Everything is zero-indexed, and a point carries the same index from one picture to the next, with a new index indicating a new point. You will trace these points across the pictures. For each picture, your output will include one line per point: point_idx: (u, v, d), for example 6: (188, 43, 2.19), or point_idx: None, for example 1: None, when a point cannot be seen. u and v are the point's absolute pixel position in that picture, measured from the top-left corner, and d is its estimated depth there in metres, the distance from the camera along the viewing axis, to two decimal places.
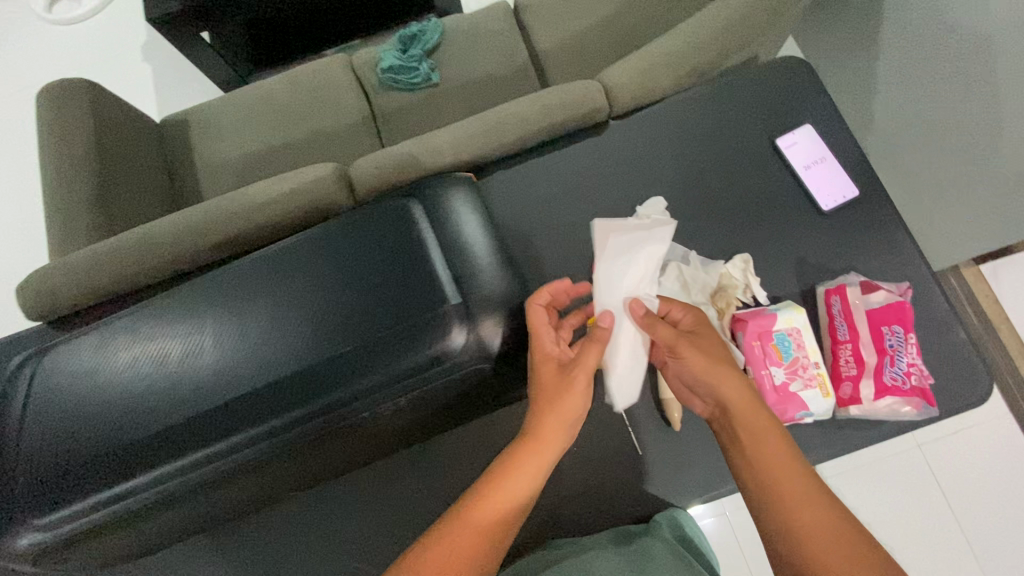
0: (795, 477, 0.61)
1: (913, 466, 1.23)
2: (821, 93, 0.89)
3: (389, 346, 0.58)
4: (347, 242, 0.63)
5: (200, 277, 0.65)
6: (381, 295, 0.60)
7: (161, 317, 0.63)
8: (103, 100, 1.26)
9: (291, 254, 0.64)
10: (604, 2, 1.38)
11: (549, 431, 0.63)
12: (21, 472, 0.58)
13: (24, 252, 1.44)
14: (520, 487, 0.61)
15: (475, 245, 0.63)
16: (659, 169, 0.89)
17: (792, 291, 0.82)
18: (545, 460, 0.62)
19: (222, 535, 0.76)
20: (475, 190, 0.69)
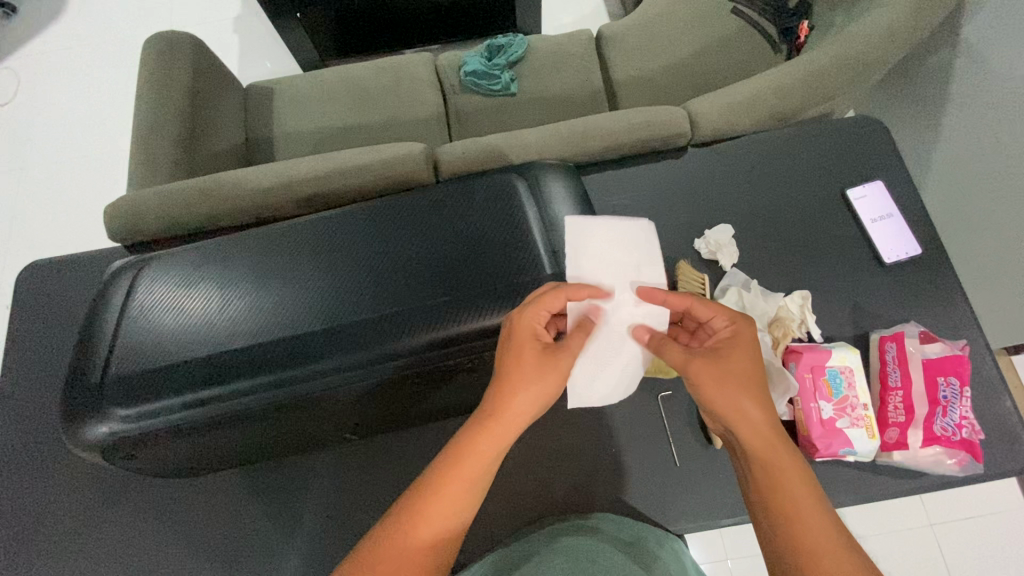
0: (809, 525, 0.52)
1: (925, 545, 1.18)
2: (894, 154, 0.93)
3: (480, 303, 0.63)
4: (452, 206, 0.68)
5: (309, 218, 0.70)
6: (482, 259, 0.65)
7: (268, 246, 0.67)
8: (202, 56, 1.32)
9: (402, 210, 0.69)
10: (682, 45, 1.44)
11: (514, 407, 0.57)
12: (112, 364, 0.61)
13: (91, 185, 1.50)
14: (481, 464, 0.56)
15: (574, 228, 0.68)
16: (729, 199, 0.93)
17: (846, 334, 0.84)
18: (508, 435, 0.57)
19: (271, 471, 0.80)
20: (579, 181, 0.74)
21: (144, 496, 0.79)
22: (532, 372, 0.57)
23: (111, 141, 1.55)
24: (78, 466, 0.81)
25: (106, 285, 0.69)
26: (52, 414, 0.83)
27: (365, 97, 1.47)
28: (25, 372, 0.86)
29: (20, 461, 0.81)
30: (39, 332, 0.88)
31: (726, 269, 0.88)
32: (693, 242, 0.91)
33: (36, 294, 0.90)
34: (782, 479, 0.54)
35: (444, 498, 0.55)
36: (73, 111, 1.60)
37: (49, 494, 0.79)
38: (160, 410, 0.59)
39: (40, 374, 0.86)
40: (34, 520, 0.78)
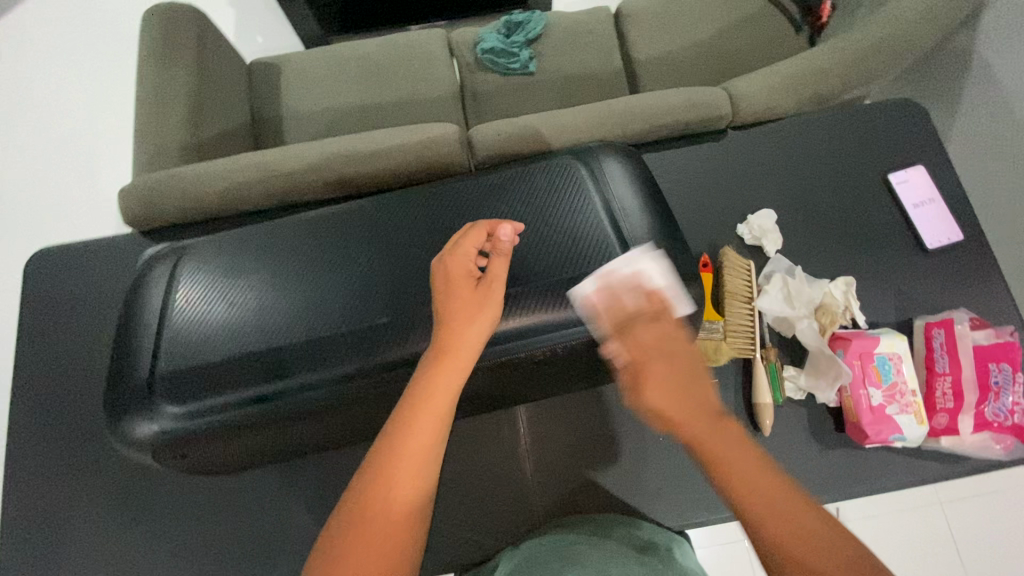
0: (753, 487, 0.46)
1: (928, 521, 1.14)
2: (935, 139, 0.92)
3: (552, 294, 0.61)
4: (512, 193, 0.66)
5: (362, 205, 0.66)
6: (550, 248, 0.63)
7: (322, 235, 0.64)
8: (206, 29, 1.25)
9: (463, 199, 0.66)
10: (703, 25, 1.41)
11: (458, 340, 0.55)
12: (159, 359, 0.58)
13: (85, 168, 1.43)
14: (433, 426, 0.51)
15: (645, 215, 0.65)
16: (770, 184, 0.92)
17: (889, 320, 0.84)
18: (464, 370, 0.54)
19: (311, 467, 0.77)
20: (641, 166, 0.71)
21: (178, 495, 0.76)
22: (470, 299, 0.57)
23: (105, 120, 1.47)
24: (106, 460, 0.77)
25: (140, 276, 0.65)
26: (74, 409, 0.80)
27: (376, 76, 1.41)
28: (42, 365, 0.82)
29: (43, 458, 0.78)
30: (53, 322, 0.84)
31: (770, 255, 0.87)
32: (735, 227, 0.90)
33: (52, 286, 0.85)
34: (719, 449, 0.48)
35: (402, 468, 0.49)
36: (61, 86, 1.51)
37: (76, 490, 0.76)
38: (214, 407, 0.56)
39: (59, 368, 0.82)
40: (64, 518, 0.76)
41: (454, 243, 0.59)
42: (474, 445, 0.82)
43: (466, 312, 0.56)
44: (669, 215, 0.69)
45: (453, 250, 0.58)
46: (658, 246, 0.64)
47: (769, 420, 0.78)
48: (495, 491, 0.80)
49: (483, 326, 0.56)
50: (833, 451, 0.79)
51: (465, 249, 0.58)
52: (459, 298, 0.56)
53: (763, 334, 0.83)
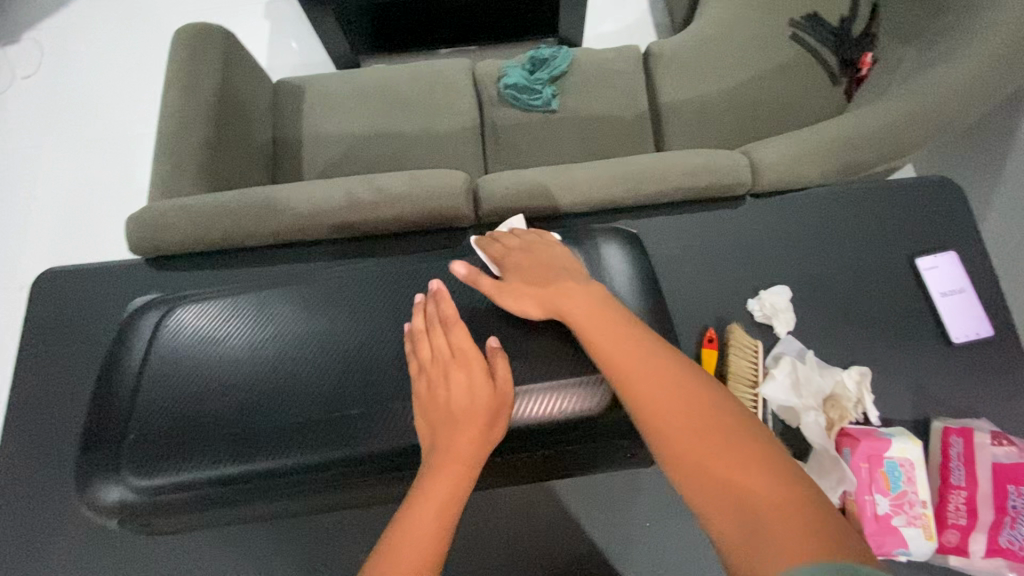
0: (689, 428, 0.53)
1: None
2: (971, 222, 0.87)
3: (545, 392, 0.62)
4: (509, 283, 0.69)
5: (359, 275, 0.67)
6: (541, 347, 0.64)
7: (311, 302, 0.63)
8: (233, 50, 1.27)
9: (464, 274, 0.70)
10: (734, 72, 1.36)
11: (467, 443, 0.54)
12: (132, 425, 0.57)
13: (113, 181, 1.46)
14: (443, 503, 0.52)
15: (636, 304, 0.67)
16: (787, 259, 0.87)
17: (905, 418, 0.78)
18: (471, 473, 0.54)
19: (274, 528, 0.71)
20: (643, 258, 0.75)
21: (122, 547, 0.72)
22: (484, 400, 0.57)
23: (135, 132, 1.51)
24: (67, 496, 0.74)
25: (126, 326, 0.65)
26: (47, 441, 0.78)
27: (397, 103, 1.40)
28: (28, 392, 0.81)
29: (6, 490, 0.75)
30: (48, 344, 0.84)
31: (780, 336, 0.82)
32: (746, 302, 0.85)
33: (55, 311, 0.86)
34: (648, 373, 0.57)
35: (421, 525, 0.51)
36: (96, 96, 1.55)
37: (31, 523, 0.73)
38: (183, 484, 0.55)
39: (45, 394, 0.81)
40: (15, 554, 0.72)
41: (449, 347, 0.59)
42: None
43: (480, 415, 0.56)
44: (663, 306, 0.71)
45: (453, 353, 0.59)
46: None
47: None
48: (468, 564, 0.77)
49: (494, 429, 0.56)
50: None
51: (463, 353, 0.58)
52: (473, 401, 0.56)
53: (767, 420, 0.79)
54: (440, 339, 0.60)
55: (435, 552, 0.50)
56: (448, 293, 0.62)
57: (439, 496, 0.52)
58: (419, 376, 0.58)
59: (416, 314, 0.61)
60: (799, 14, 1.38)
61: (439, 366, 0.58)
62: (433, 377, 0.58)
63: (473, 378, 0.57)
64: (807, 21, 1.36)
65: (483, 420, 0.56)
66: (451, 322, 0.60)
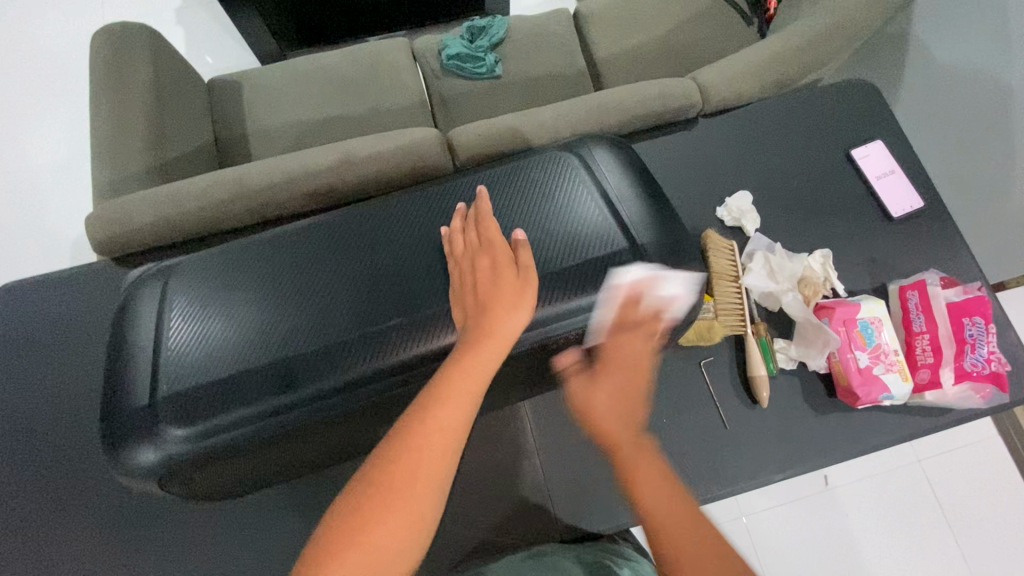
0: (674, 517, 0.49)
1: (909, 478, 1.20)
2: (889, 115, 0.98)
3: (559, 282, 0.61)
4: (507, 189, 0.68)
5: (370, 206, 0.67)
6: (550, 241, 0.64)
7: (327, 241, 0.64)
8: (162, 48, 1.21)
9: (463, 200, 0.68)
10: (661, 21, 1.45)
11: (498, 321, 0.56)
12: (162, 381, 0.56)
13: (48, 211, 1.38)
14: (476, 381, 0.53)
15: (640, 201, 0.67)
16: (744, 168, 0.95)
17: (865, 288, 0.88)
18: (500, 351, 0.55)
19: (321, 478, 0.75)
20: (631, 154, 0.74)
21: (176, 535, 0.74)
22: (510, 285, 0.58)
23: (64, 158, 1.43)
24: (99, 497, 0.75)
25: (128, 297, 0.63)
26: (62, 459, 0.76)
27: (342, 88, 1.39)
28: (27, 414, 0.79)
29: (35, 510, 0.74)
30: (36, 363, 0.81)
31: (750, 235, 0.90)
32: (715, 211, 0.92)
33: (35, 328, 0.83)
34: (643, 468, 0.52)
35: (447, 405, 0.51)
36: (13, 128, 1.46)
37: (65, 523, 0.74)
38: (227, 427, 0.54)
39: (46, 411, 0.79)
40: (54, 559, 0.72)
41: (482, 240, 0.61)
42: (483, 445, 0.82)
43: (509, 297, 0.57)
44: (663, 196, 0.70)
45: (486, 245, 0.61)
46: (657, 228, 0.65)
47: (765, 392, 0.81)
48: (507, 492, 0.80)
49: (524, 309, 0.58)
50: (829, 415, 0.82)
51: (495, 246, 0.61)
52: (500, 286, 0.58)
53: (752, 310, 0.86)
54: (474, 235, 0.62)
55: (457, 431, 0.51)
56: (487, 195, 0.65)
57: (469, 376, 0.53)
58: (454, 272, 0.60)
59: (456, 217, 0.64)
60: None
61: (474, 262, 0.60)
62: (467, 270, 0.60)
63: (504, 265, 0.60)
64: None
65: (513, 303, 0.57)
66: (487, 219, 0.63)
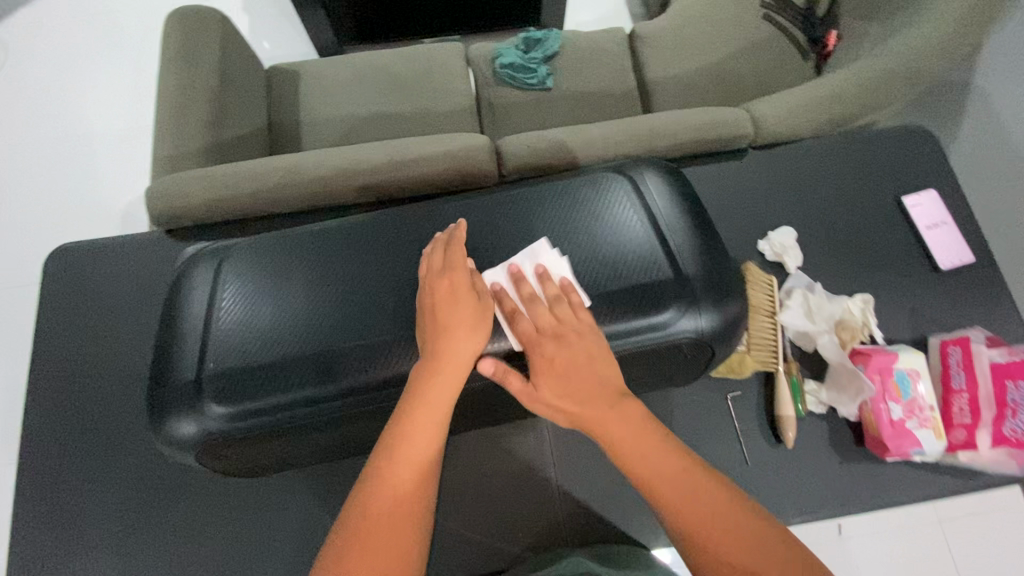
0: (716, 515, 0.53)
1: (927, 538, 1.15)
2: (945, 165, 0.96)
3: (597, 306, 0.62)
4: (556, 205, 0.69)
5: (424, 212, 0.70)
6: (595, 262, 0.65)
7: (381, 239, 0.66)
8: (230, 33, 1.26)
9: (514, 212, 0.69)
10: (717, 49, 1.44)
11: (454, 347, 0.57)
12: (209, 359, 0.59)
13: (105, 179, 1.45)
14: (434, 422, 0.55)
15: (688, 231, 0.67)
16: (789, 204, 0.95)
17: (905, 338, 0.87)
18: (456, 385, 0.57)
19: (342, 467, 0.79)
20: (682, 181, 0.74)
21: (205, 501, 0.78)
22: (469, 310, 0.59)
23: (124, 129, 1.50)
24: (136, 460, 0.80)
25: (185, 274, 0.67)
26: (109, 419, 0.81)
27: (395, 86, 1.42)
28: (79, 374, 0.84)
29: (78, 464, 0.80)
30: (91, 324, 0.86)
31: (791, 271, 0.89)
32: (756, 243, 0.92)
33: (94, 291, 0.88)
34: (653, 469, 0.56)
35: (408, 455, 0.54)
36: (82, 96, 1.54)
37: (105, 479, 0.79)
38: (264, 410, 0.57)
39: (95, 373, 0.84)
40: (91, 510, 0.77)
41: (450, 268, 0.60)
42: (500, 451, 0.83)
43: (466, 330, 0.58)
44: (711, 227, 0.70)
45: (450, 274, 0.59)
46: (704, 259, 0.65)
47: (791, 432, 0.80)
48: (518, 499, 0.81)
49: (480, 335, 0.59)
50: (852, 464, 0.81)
51: (461, 275, 0.59)
52: (458, 310, 0.58)
53: (785, 348, 0.85)
54: (444, 262, 0.61)
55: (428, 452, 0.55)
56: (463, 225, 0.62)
57: (428, 421, 0.55)
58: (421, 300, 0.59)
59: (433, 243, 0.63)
60: None
61: (436, 291, 0.59)
62: (432, 297, 0.59)
63: (464, 295, 0.59)
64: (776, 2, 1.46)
65: (467, 339, 0.58)
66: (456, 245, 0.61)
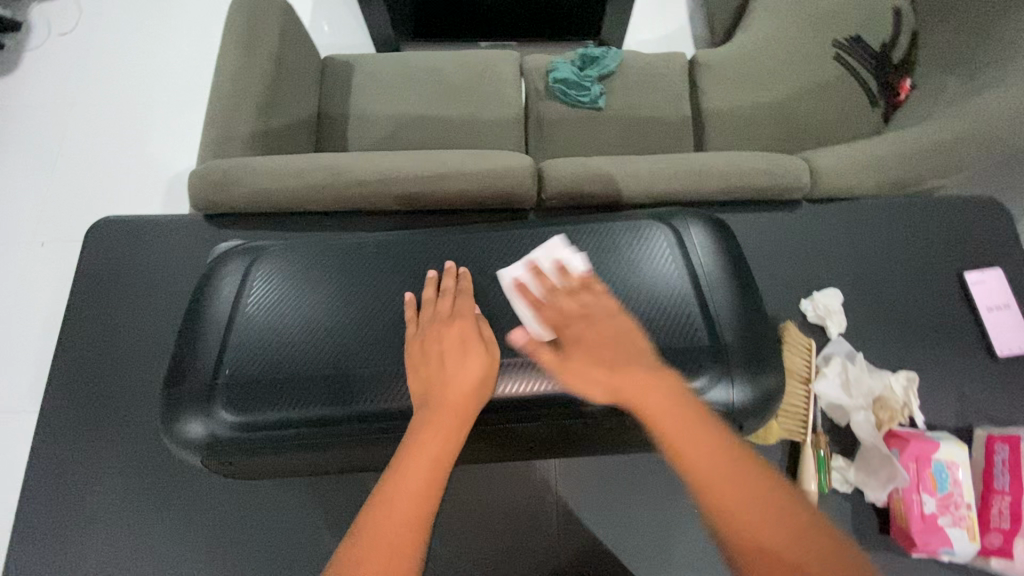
0: (750, 509, 0.49)
1: None
2: (1016, 243, 0.89)
3: None
4: (596, 252, 0.68)
5: (460, 241, 0.70)
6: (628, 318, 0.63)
7: (416, 269, 0.67)
8: (291, 21, 1.26)
9: (552, 254, 0.68)
10: (781, 85, 1.38)
11: (454, 393, 0.56)
12: (224, 365, 0.60)
13: (154, 150, 1.48)
14: (432, 465, 0.53)
15: (730, 296, 0.65)
16: (839, 265, 0.90)
17: (948, 425, 0.81)
18: (459, 427, 0.55)
19: (344, 478, 0.78)
20: (730, 238, 0.72)
21: (204, 493, 0.78)
22: (477, 357, 0.59)
23: (179, 103, 1.53)
24: (144, 441, 0.80)
25: (211, 273, 0.68)
26: (125, 398, 0.82)
27: (445, 89, 1.41)
28: (102, 350, 0.85)
29: (90, 437, 0.80)
30: (121, 301, 0.88)
31: (832, 336, 0.84)
32: (799, 302, 0.87)
33: (128, 269, 0.90)
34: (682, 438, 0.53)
35: (404, 499, 0.51)
36: (144, 66, 1.58)
37: (114, 456, 0.80)
38: (269, 424, 0.58)
39: (117, 349, 0.85)
40: (96, 486, 0.78)
41: (451, 311, 0.62)
42: (504, 484, 0.80)
43: (470, 373, 0.58)
44: (755, 293, 0.68)
45: (449, 319, 0.61)
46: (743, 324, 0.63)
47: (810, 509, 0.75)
48: (516, 536, 0.78)
49: (484, 385, 0.58)
50: (874, 551, 0.76)
51: (462, 319, 0.61)
52: (465, 357, 0.59)
53: (816, 418, 0.80)
54: (445, 304, 0.63)
55: (427, 499, 0.52)
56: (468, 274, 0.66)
57: (427, 462, 0.53)
58: (420, 341, 0.60)
59: (427, 285, 0.65)
60: (843, 34, 1.41)
61: (433, 334, 0.60)
62: (431, 340, 0.60)
63: (465, 340, 0.60)
64: (849, 42, 1.40)
65: (468, 383, 0.58)
66: (462, 295, 0.65)
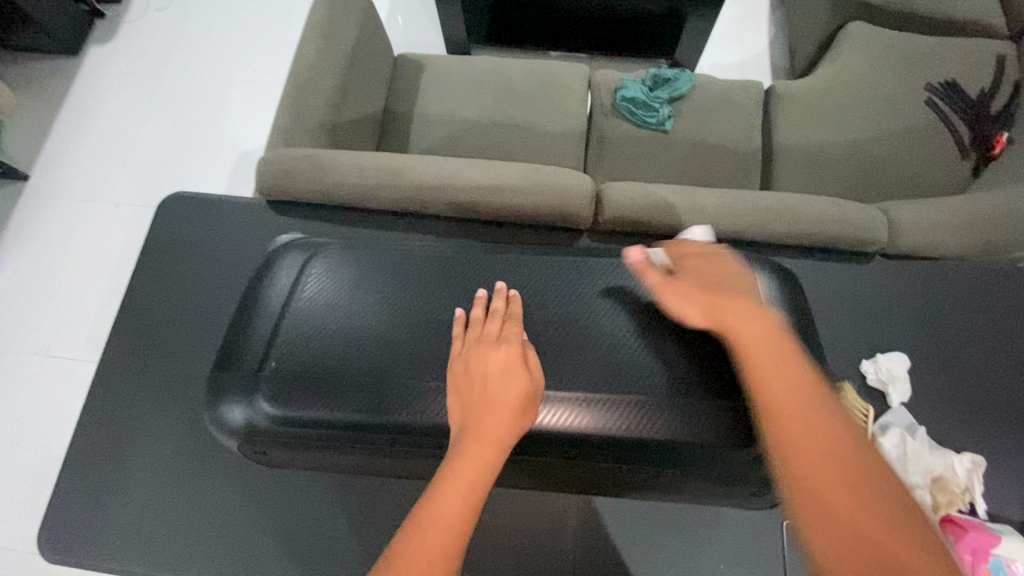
0: (830, 466, 0.48)
1: None
2: None
3: (665, 414, 0.61)
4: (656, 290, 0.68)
5: (516, 269, 0.70)
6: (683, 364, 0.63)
7: (470, 288, 0.68)
8: (370, 17, 1.29)
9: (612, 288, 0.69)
10: (862, 126, 1.31)
11: (493, 422, 0.54)
12: (271, 355, 0.62)
13: (228, 127, 1.54)
14: (467, 495, 0.51)
15: None
16: (908, 329, 0.84)
17: (1012, 518, 0.74)
18: (497, 457, 0.53)
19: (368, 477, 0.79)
20: (793, 291, 0.70)
21: (233, 472, 0.79)
22: (518, 386, 0.57)
23: (256, 86, 1.59)
24: (186, 413, 0.83)
25: (270, 263, 0.71)
26: (175, 368, 0.86)
27: (511, 97, 1.41)
28: (160, 318, 0.89)
29: (138, 401, 0.84)
30: (182, 275, 0.92)
31: (892, 405, 0.79)
32: (859, 362, 0.82)
33: (193, 245, 0.94)
34: (768, 380, 0.53)
35: (437, 529, 0.49)
36: (229, 46, 1.65)
37: (155, 422, 0.83)
38: (306, 420, 0.59)
39: (173, 320, 0.89)
40: (138, 448, 0.82)
41: (497, 335, 0.60)
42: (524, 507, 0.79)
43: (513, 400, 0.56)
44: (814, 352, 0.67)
45: (495, 342, 0.60)
46: None
47: None
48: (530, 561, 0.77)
49: (525, 417, 0.56)
50: None
51: (507, 342, 0.60)
52: (508, 385, 0.57)
53: None
54: (493, 325, 0.61)
55: (461, 533, 0.50)
56: (518, 296, 0.65)
57: (463, 491, 0.51)
58: (466, 362, 0.59)
59: (477, 305, 0.64)
60: (937, 79, 1.33)
61: (479, 356, 0.59)
62: (476, 363, 0.58)
63: (510, 365, 0.58)
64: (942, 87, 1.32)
65: (509, 411, 0.55)
66: (512, 319, 0.63)
